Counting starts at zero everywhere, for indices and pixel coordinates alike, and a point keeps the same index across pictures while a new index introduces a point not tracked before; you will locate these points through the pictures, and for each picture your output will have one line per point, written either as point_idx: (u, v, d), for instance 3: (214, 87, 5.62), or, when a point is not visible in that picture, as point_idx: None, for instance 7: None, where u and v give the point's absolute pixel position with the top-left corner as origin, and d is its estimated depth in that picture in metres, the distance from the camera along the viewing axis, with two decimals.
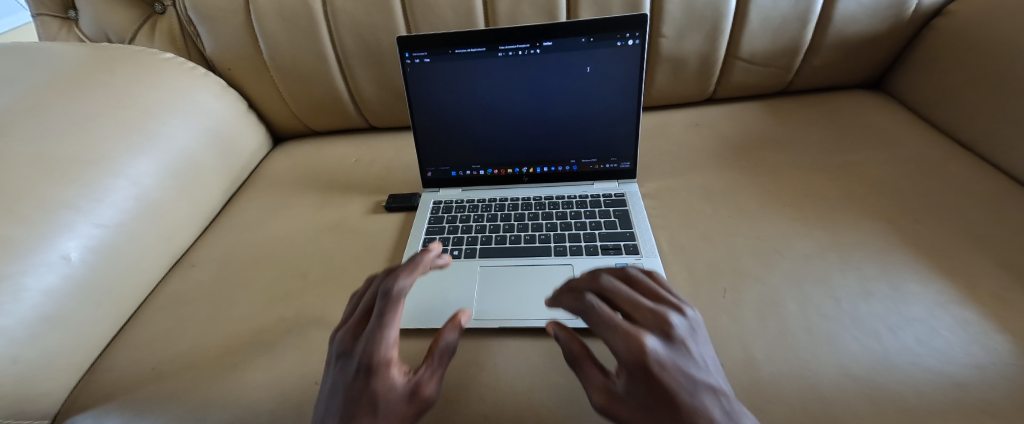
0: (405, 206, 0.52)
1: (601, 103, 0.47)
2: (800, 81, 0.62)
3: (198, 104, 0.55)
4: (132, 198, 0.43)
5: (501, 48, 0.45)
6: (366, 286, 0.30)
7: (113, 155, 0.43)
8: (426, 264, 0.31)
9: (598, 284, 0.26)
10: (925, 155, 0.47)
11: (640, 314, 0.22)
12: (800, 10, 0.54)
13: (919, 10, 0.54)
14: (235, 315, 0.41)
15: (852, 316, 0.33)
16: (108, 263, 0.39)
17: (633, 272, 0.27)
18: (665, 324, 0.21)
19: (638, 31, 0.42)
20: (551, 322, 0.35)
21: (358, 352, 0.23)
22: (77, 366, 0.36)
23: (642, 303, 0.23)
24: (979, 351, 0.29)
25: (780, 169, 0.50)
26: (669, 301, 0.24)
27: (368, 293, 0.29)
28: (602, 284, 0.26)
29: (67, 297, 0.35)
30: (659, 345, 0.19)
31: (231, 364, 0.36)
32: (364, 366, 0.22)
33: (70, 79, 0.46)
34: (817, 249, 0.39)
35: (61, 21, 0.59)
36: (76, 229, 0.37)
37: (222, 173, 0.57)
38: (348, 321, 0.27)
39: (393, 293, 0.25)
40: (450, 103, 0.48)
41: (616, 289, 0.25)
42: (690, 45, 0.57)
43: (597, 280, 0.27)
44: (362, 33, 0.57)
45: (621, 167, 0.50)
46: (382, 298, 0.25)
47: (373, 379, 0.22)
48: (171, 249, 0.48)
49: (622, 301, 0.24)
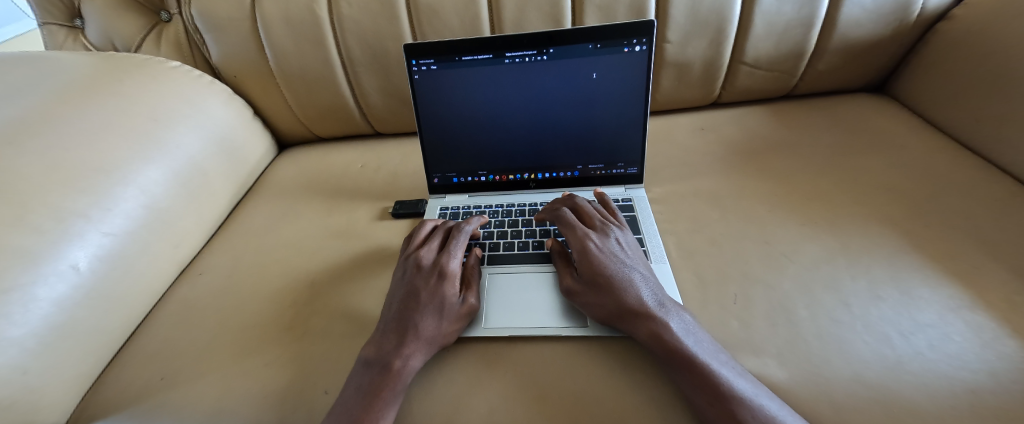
0: (412, 212, 0.52)
1: (608, 109, 0.47)
2: (804, 85, 0.62)
3: (205, 111, 0.55)
4: (140, 206, 0.43)
5: (508, 55, 0.45)
6: (435, 227, 0.44)
7: (121, 164, 0.43)
8: (478, 223, 0.44)
9: (573, 203, 0.44)
10: (931, 159, 0.47)
11: (592, 223, 0.40)
12: (805, 15, 0.54)
13: (923, 15, 0.54)
14: (244, 323, 0.41)
15: (863, 321, 0.33)
16: (117, 272, 0.39)
17: (579, 200, 0.44)
18: (603, 232, 0.39)
19: (645, 37, 0.42)
20: (561, 331, 0.35)
21: (436, 264, 0.38)
22: (86, 375, 0.35)
23: (596, 219, 0.41)
24: (993, 356, 0.28)
25: (786, 173, 0.50)
26: (612, 222, 0.42)
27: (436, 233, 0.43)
28: (577, 203, 0.44)
29: (77, 307, 0.35)
30: (596, 236, 0.38)
31: (240, 373, 0.36)
32: (440, 274, 0.37)
33: (78, 87, 0.46)
34: (826, 254, 0.39)
35: (67, 30, 0.59)
36: (86, 238, 0.37)
37: (228, 180, 0.57)
38: (426, 244, 0.40)
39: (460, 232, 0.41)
40: (456, 109, 0.48)
41: (581, 211, 0.42)
42: (695, 50, 0.57)
43: (572, 200, 0.45)
44: (368, 40, 0.57)
45: (627, 172, 0.50)
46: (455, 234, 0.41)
47: (445, 284, 0.36)
48: (179, 257, 0.47)
49: (584, 218, 0.41)
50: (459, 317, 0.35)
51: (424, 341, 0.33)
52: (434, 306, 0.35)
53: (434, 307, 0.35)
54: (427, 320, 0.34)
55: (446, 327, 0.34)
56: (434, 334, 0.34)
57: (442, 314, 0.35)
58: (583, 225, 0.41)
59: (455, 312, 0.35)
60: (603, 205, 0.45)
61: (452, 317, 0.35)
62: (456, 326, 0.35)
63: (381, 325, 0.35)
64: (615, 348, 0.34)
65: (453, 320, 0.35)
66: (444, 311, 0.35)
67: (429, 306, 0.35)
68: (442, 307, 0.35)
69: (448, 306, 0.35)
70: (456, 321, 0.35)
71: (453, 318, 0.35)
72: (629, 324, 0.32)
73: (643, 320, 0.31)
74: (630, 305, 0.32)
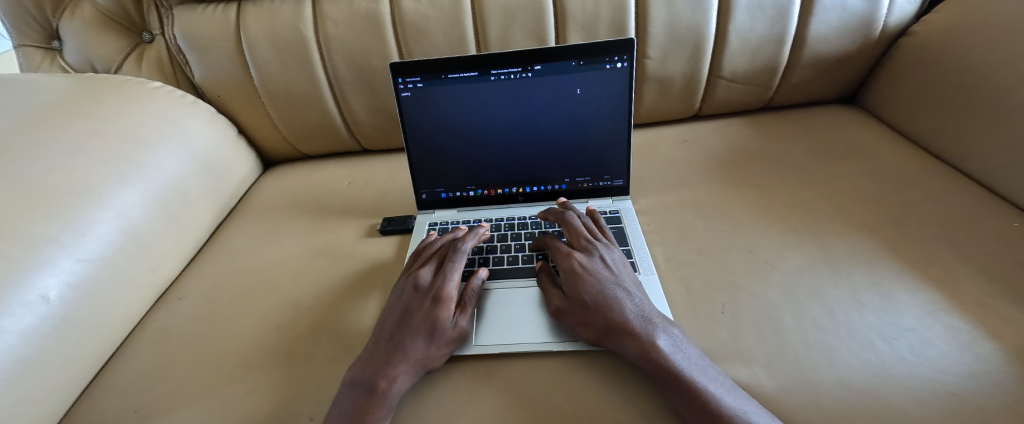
0: (400, 229, 0.52)
1: (593, 123, 0.48)
2: (779, 97, 0.64)
3: (186, 132, 0.55)
4: (116, 231, 0.42)
5: (494, 72, 0.45)
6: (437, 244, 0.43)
7: (97, 187, 0.42)
8: (477, 238, 0.43)
9: (563, 221, 0.44)
10: (902, 168, 0.49)
11: (578, 242, 0.41)
12: (777, 31, 0.57)
13: (886, 32, 0.57)
14: (225, 348, 0.39)
15: (847, 327, 0.33)
16: (90, 300, 0.37)
17: (570, 215, 0.45)
18: (589, 252, 0.39)
19: (626, 54, 0.44)
20: (552, 346, 0.35)
21: (433, 286, 0.37)
22: (53, 412, 0.33)
23: (582, 238, 0.41)
24: (971, 359, 0.29)
25: (767, 183, 0.51)
26: (600, 240, 0.42)
27: (437, 251, 0.42)
28: (565, 220, 0.44)
29: (46, 339, 0.33)
30: (581, 256, 0.39)
31: (220, 402, 0.34)
32: (435, 297, 0.36)
33: (55, 110, 0.45)
34: (808, 262, 0.40)
35: (44, 52, 0.58)
36: (57, 265, 0.35)
37: (210, 201, 0.56)
38: (425, 264, 0.40)
39: (460, 252, 0.40)
40: (443, 126, 0.48)
41: (569, 229, 0.43)
42: (675, 66, 0.59)
43: (563, 216, 0.45)
44: (355, 59, 0.58)
45: (614, 185, 0.51)
46: (454, 254, 0.40)
47: (439, 307, 0.35)
48: (156, 282, 0.46)
49: (571, 237, 0.42)
50: (450, 342, 0.34)
51: (411, 364, 0.32)
52: (425, 329, 0.34)
53: (425, 330, 0.34)
54: (417, 343, 0.33)
55: (436, 351, 0.34)
56: (422, 357, 0.33)
57: (433, 338, 0.34)
58: (570, 245, 0.41)
59: (446, 336, 0.34)
60: (592, 220, 0.45)
61: (443, 341, 0.34)
62: (445, 350, 0.34)
63: (371, 344, 0.34)
64: (606, 362, 0.34)
65: (443, 344, 0.34)
66: (435, 335, 0.34)
67: (421, 328, 0.34)
68: (433, 331, 0.34)
69: (439, 330, 0.34)
70: (446, 346, 0.34)
71: (443, 342, 0.34)
72: (617, 343, 0.32)
73: (632, 340, 0.31)
74: (618, 325, 0.32)
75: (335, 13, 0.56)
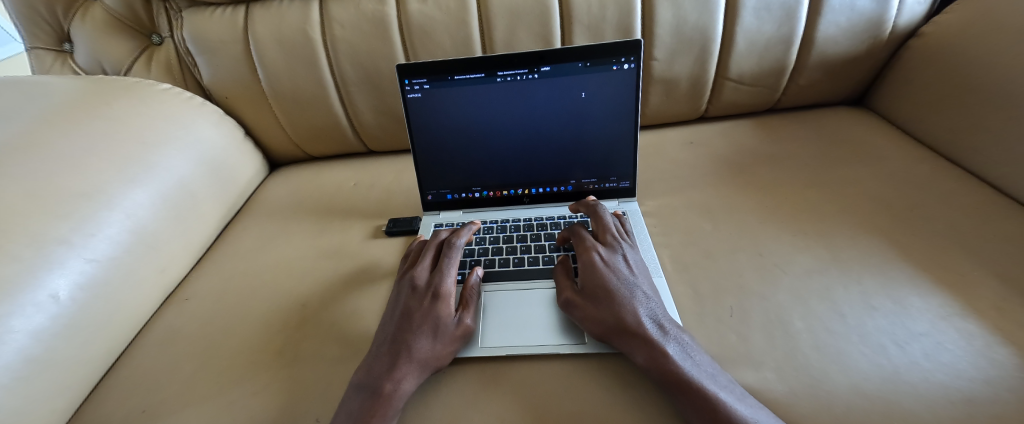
0: (406, 230, 0.52)
1: (599, 125, 0.47)
2: (787, 99, 0.64)
3: (195, 134, 0.55)
4: (125, 232, 0.42)
5: (499, 74, 0.45)
6: (429, 242, 0.44)
7: (106, 187, 0.42)
8: (469, 234, 0.44)
9: (594, 215, 0.44)
10: (913, 170, 0.49)
11: (604, 237, 0.41)
12: (784, 33, 0.56)
13: (895, 33, 0.57)
14: (231, 349, 0.39)
15: (858, 331, 0.33)
16: (98, 300, 0.38)
17: (601, 209, 0.45)
18: (613, 249, 0.40)
19: (633, 55, 0.43)
20: (560, 348, 0.35)
21: (431, 285, 0.37)
22: (62, 412, 0.34)
23: (609, 234, 0.41)
24: (986, 364, 0.29)
25: (775, 186, 0.51)
26: (626, 239, 0.42)
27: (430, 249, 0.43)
28: (598, 214, 0.44)
29: (55, 339, 0.33)
30: (603, 250, 0.39)
31: (226, 403, 0.34)
32: (434, 294, 0.36)
33: (65, 112, 0.46)
34: (818, 264, 0.40)
35: (54, 54, 0.59)
36: (66, 265, 0.35)
37: (217, 202, 0.56)
38: (420, 263, 0.40)
39: (454, 247, 0.41)
40: (450, 127, 0.48)
41: (599, 225, 0.43)
42: (681, 67, 0.59)
43: (594, 208, 0.45)
44: (361, 61, 0.58)
45: (620, 186, 0.51)
46: (447, 249, 0.41)
47: (440, 305, 0.36)
48: (164, 282, 0.46)
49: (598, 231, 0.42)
50: (454, 339, 0.34)
51: (417, 363, 0.32)
52: (429, 327, 0.34)
53: (429, 328, 0.34)
54: (421, 342, 0.33)
55: (441, 349, 0.34)
56: (428, 357, 0.33)
57: (437, 336, 0.34)
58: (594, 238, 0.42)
59: (450, 333, 0.34)
60: (619, 221, 0.45)
61: (447, 338, 0.34)
62: (451, 348, 0.34)
63: (375, 346, 0.34)
64: (613, 365, 0.33)
65: (448, 341, 0.34)
66: (438, 332, 0.34)
67: (424, 327, 0.34)
68: (437, 328, 0.34)
69: (443, 328, 0.34)
70: (451, 343, 0.34)
71: (448, 339, 0.34)
72: (624, 341, 0.32)
73: (640, 341, 0.31)
74: (628, 323, 0.32)
75: (342, 15, 0.56)
